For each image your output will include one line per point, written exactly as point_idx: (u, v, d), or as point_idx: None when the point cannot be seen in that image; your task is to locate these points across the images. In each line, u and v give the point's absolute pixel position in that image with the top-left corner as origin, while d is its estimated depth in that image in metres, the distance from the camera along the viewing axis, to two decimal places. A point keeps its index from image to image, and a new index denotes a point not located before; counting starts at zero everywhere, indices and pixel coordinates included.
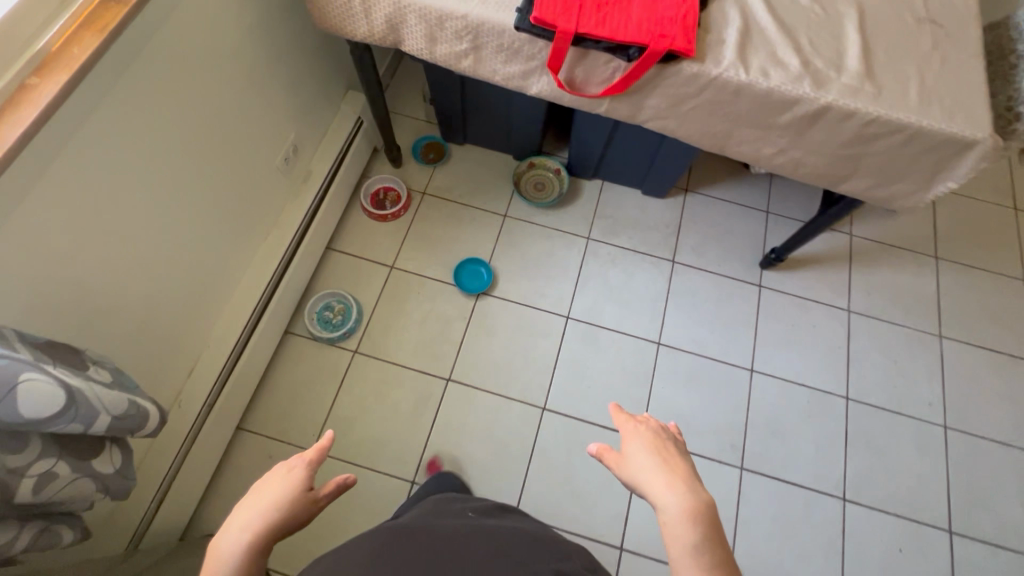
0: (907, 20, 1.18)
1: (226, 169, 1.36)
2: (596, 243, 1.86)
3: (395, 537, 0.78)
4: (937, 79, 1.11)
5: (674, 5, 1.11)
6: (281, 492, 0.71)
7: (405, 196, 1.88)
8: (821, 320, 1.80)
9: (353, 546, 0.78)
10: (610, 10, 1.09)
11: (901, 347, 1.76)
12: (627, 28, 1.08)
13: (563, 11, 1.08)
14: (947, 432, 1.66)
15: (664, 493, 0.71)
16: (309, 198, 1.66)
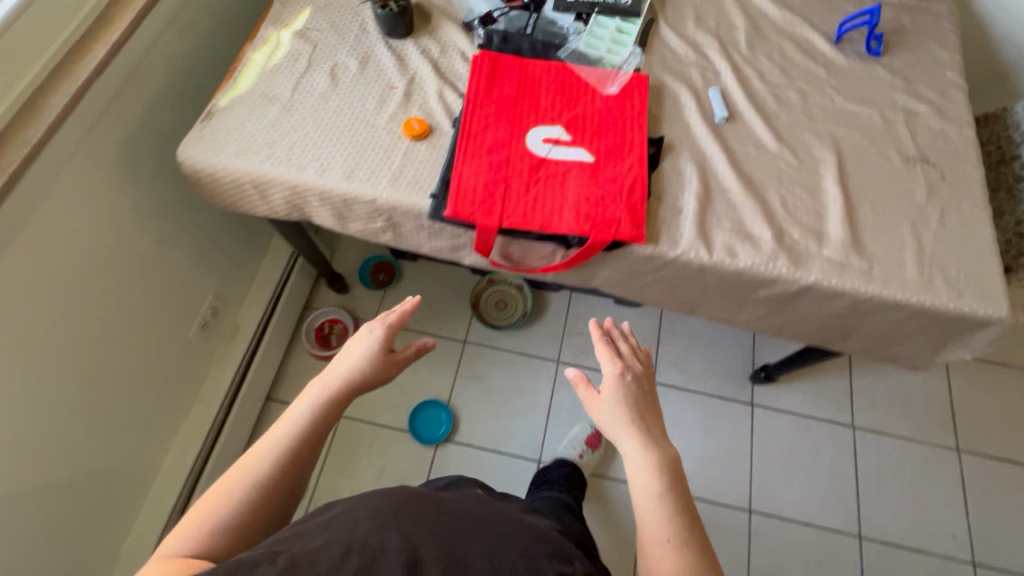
0: (893, 162, 1.01)
1: (126, 361, 1.18)
2: (567, 367, 1.68)
3: (403, 508, 0.61)
4: (936, 239, 0.94)
5: (617, 177, 0.94)
6: (363, 355, 0.77)
7: (352, 327, 1.68)
8: (823, 443, 1.60)
9: (355, 503, 0.62)
10: (542, 191, 0.93)
11: (913, 469, 1.57)
12: (562, 214, 0.91)
13: (483, 200, 0.92)
14: (977, 571, 1.47)
15: (635, 429, 0.73)
16: (238, 356, 1.47)
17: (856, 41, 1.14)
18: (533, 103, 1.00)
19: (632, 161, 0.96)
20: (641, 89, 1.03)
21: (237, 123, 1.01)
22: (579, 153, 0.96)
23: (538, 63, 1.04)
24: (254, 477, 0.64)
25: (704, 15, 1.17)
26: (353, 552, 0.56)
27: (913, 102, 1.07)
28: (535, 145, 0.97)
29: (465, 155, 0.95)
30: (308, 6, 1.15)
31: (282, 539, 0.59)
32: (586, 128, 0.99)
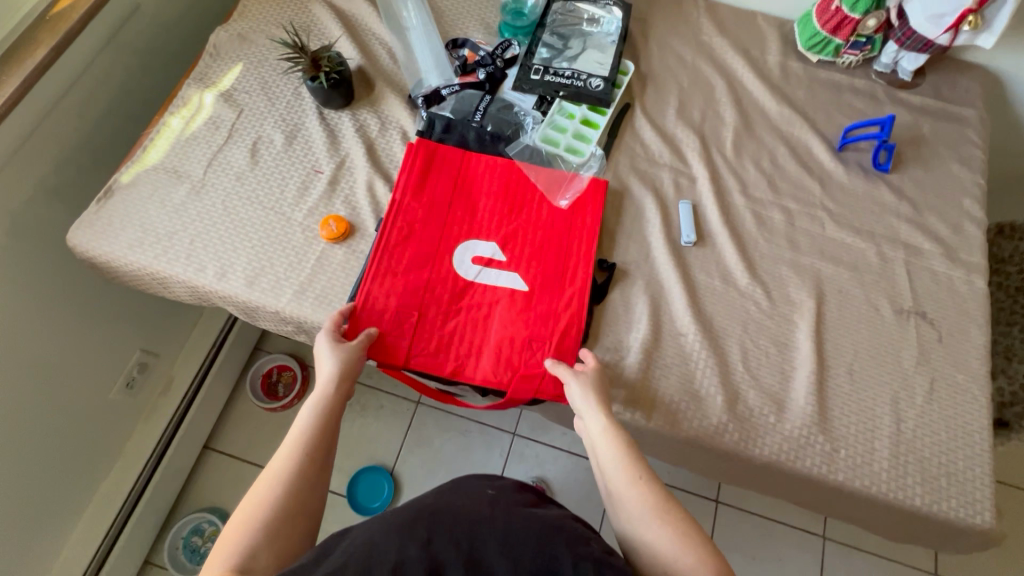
0: (884, 313, 0.86)
1: (37, 430, 1.08)
2: (523, 441, 1.55)
3: (419, 521, 0.58)
4: (919, 418, 0.80)
5: (551, 313, 0.82)
6: (335, 358, 0.73)
7: (302, 375, 1.53)
8: (792, 553, 1.41)
9: (373, 524, 0.58)
10: (461, 326, 0.82)
11: None
12: (480, 356, 0.80)
13: (389, 333, 0.80)
14: None
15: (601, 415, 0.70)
16: (170, 411, 1.35)
17: (862, 150, 0.98)
18: (468, 211, 0.88)
19: (571, 293, 0.83)
20: (596, 201, 0.90)
21: (137, 207, 0.90)
22: (512, 279, 0.84)
23: (480, 159, 0.91)
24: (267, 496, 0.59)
25: (689, 104, 1.02)
26: (378, 565, 0.51)
27: (919, 237, 0.91)
28: (463, 264, 0.85)
29: (378, 273, 0.83)
30: (241, 61, 1.03)
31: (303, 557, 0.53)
32: (524, 247, 0.86)
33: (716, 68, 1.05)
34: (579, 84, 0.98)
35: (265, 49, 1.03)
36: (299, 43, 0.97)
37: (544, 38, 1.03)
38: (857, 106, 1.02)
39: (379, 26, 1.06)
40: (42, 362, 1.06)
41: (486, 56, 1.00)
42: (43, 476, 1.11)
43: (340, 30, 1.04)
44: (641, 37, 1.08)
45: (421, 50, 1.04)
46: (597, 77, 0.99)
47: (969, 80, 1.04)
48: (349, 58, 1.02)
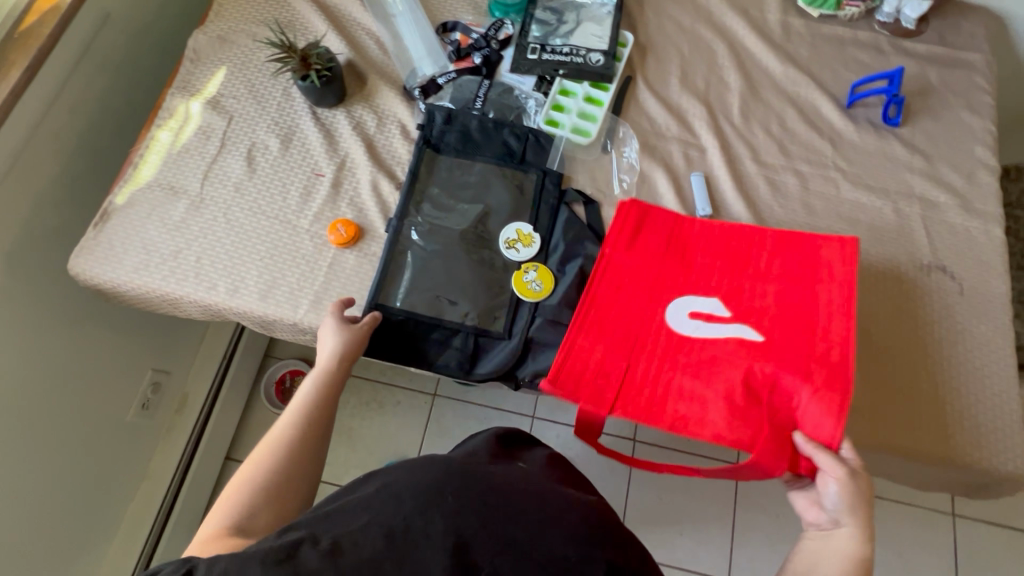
0: (904, 270, 0.86)
1: (58, 458, 1.06)
2: (543, 422, 1.54)
3: (451, 487, 0.48)
4: (945, 372, 0.81)
5: (801, 372, 0.73)
6: (334, 340, 0.76)
7: None
8: None
9: (397, 478, 0.50)
10: (680, 380, 0.76)
11: (911, 538, 1.41)
12: (708, 412, 0.75)
13: (597, 384, 0.77)
14: None
15: (847, 517, 0.66)
16: (189, 426, 1.34)
17: (871, 106, 0.96)
18: (683, 266, 0.82)
19: (824, 352, 0.74)
20: (851, 258, 0.78)
21: (137, 228, 0.87)
22: (737, 338, 0.77)
23: (699, 220, 0.85)
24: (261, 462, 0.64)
25: (692, 72, 0.99)
26: (397, 542, 0.44)
27: (933, 190, 0.90)
28: (679, 319, 0.79)
29: (587, 323, 0.79)
30: (224, 64, 0.98)
31: (319, 516, 0.49)
32: (749, 304, 0.79)
33: (716, 32, 1.02)
34: (579, 61, 0.95)
35: (249, 50, 0.99)
36: (285, 42, 0.93)
37: (537, 15, 0.99)
38: (863, 60, 0.99)
39: (365, 16, 1.01)
40: (57, 391, 1.03)
41: (480, 38, 0.96)
42: (68, 504, 1.10)
43: (324, 24, 1.00)
44: (636, 5, 1.04)
45: (411, 37, 1.00)
46: (597, 52, 0.95)
47: (973, 23, 1.02)
48: (337, 52, 0.98)
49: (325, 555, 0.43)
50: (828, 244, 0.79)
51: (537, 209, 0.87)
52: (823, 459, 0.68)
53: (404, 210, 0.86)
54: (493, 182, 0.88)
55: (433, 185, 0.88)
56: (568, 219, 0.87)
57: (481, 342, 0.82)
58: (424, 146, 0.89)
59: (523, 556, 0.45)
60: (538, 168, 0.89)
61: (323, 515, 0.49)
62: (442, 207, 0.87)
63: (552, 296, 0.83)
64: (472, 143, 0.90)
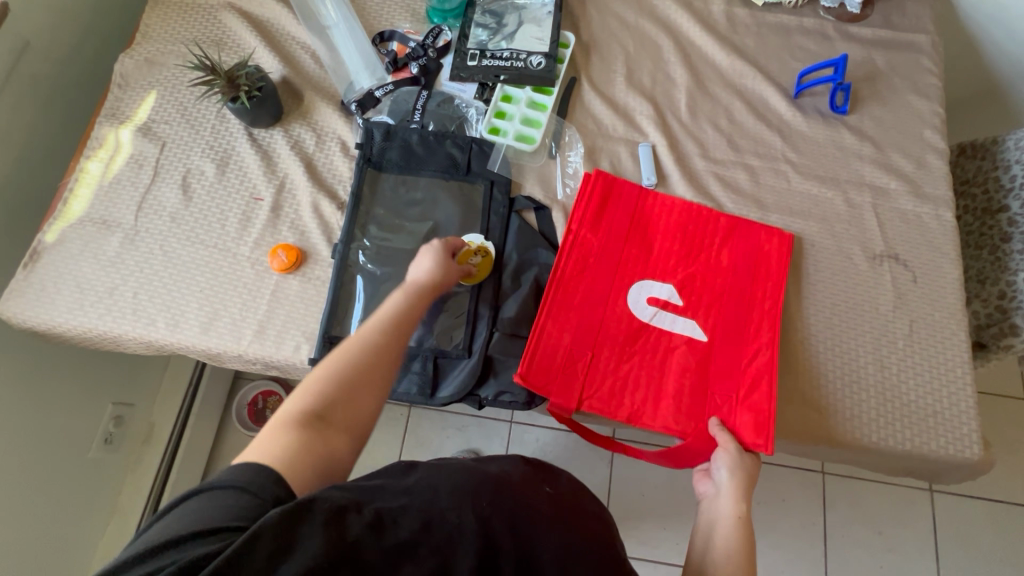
0: (858, 259, 0.85)
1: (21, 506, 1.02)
2: (520, 425, 1.52)
3: (482, 494, 0.57)
4: (897, 362, 0.80)
5: (733, 372, 0.76)
6: (435, 262, 0.74)
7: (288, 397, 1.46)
8: (791, 492, 1.45)
9: (435, 481, 0.57)
10: (636, 370, 0.77)
11: (889, 515, 1.43)
12: (660, 403, 0.76)
13: (563, 370, 0.77)
14: None
15: (728, 481, 0.70)
16: (158, 457, 1.31)
17: (818, 94, 0.95)
18: (645, 249, 0.83)
19: (757, 351, 0.77)
20: (785, 258, 0.83)
21: (69, 265, 0.84)
22: (690, 327, 0.79)
23: (659, 200, 0.86)
24: (333, 364, 0.59)
25: (638, 69, 0.97)
26: (437, 527, 0.50)
27: (883, 176, 0.90)
28: (638, 304, 0.80)
29: (556, 306, 0.79)
30: (152, 89, 0.94)
31: (357, 490, 0.51)
32: (703, 292, 0.81)
33: (660, 26, 1.00)
34: (520, 65, 0.93)
35: (177, 72, 0.95)
36: (212, 62, 0.90)
37: (476, 19, 0.96)
38: (810, 48, 0.98)
39: (299, 30, 0.98)
40: (13, 437, 1.00)
41: (417, 47, 0.94)
42: (36, 547, 1.05)
43: (255, 40, 0.96)
44: (578, 3, 1.02)
45: (346, 47, 0.96)
46: (537, 55, 0.93)
47: (918, 4, 1.01)
48: (271, 69, 0.95)
49: (371, 527, 0.47)
50: (769, 240, 0.84)
51: (488, 220, 0.85)
52: (723, 441, 0.72)
53: (349, 234, 0.83)
54: (440, 197, 0.86)
55: (376, 206, 0.85)
56: (522, 229, 0.85)
57: (440, 363, 0.80)
58: (364, 166, 0.86)
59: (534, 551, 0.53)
60: (484, 178, 0.87)
61: (362, 492, 0.51)
62: (388, 226, 0.84)
63: (511, 310, 0.82)
64: (414, 158, 0.87)
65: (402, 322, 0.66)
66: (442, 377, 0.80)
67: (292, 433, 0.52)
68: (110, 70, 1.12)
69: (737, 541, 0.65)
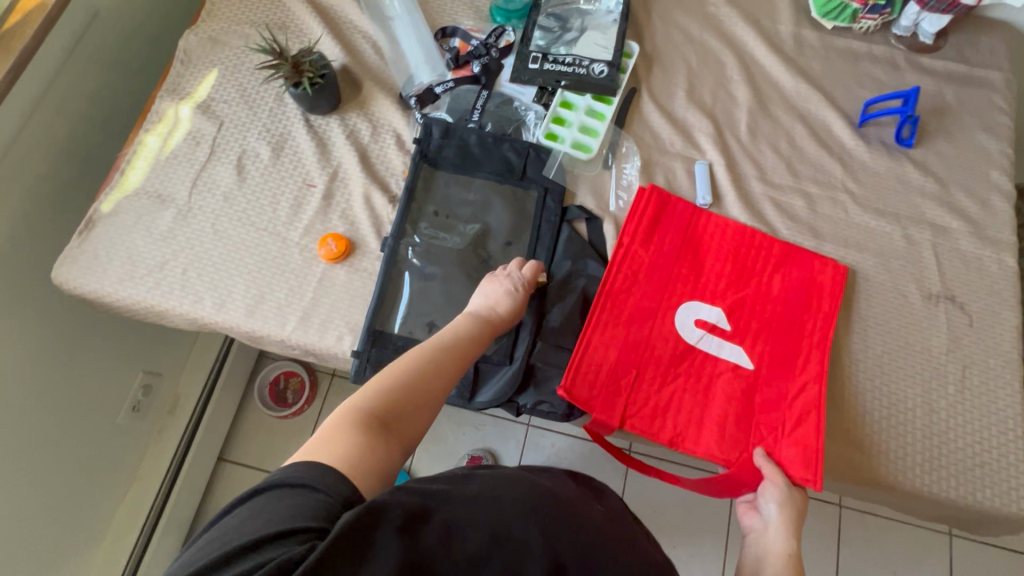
0: (912, 297, 0.84)
1: (50, 465, 1.04)
2: (537, 430, 1.51)
3: (546, 507, 0.54)
4: (946, 409, 0.78)
5: (778, 403, 0.75)
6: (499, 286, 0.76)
7: (310, 381, 1.46)
8: (806, 523, 1.43)
9: (499, 488, 0.55)
10: (680, 392, 0.76)
11: (905, 557, 1.40)
12: (703, 428, 0.75)
13: (608, 387, 0.76)
14: None
15: (778, 517, 0.69)
16: (180, 431, 1.31)
17: (883, 125, 0.93)
18: (695, 269, 0.82)
19: (804, 384, 0.76)
20: (838, 289, 0.81)
21: (123, 236, 0.85)
22: (737, 353, 0.77)
23: (714, 220, 0.85)
24: (399, 375, 0.61)
25: (699, 85, 0.96)
26: (506, 538, 0.48)
27: (945, 215, 0.87)
28: (685, 325, 0.79)
29: (603, 321, 0.79)
30: (215, 67, 0.95)
31: (428, 491, 0.49)
32: (751, 318, 0.79)
33: (725, 44, 0.98)
34: (582, 71, 0.91)
35: (240, 53, 0.96)
36: (278, 46, 0.90)
37: (539, 21, 0.95)
38: (877, 76, 0.95)
39: (363, 19, 0.98)
40: (49, 398, 1.02)
41: (480, 46, 0.93)
42: (59, 507, 1.07)
43: (319, 26, 0.96)
44: (642, 12, 1.00)
45: (409, 41, 0.96)
46: (600, 62, 0.91)
47: (994, 40, 0.98)
48: (332, 57, 0.95)
49: (440, 536, 0.45)
50: (823, 270, 0.83)
51: (539, 226, 0.85)
52: (770, 473, 0.71)
53: (400, 230, 0.83)
54: (493, 200, 0.85)
55: (429, 204, 0.85)
56: (572, 239, 0.84)
57: (480, 368, 0.80)
58: (419, 162, 0.86)
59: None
60: (539, 185, 0.86)
61: (433, 492, 0.50)
62: (440, 225, 0.84)
63: (556, 321, 0.81)
64: (470, 158, 0.87)
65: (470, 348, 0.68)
66: (481, 383, 0.80)
67: (354, 428, 0.53)
68: (171, 43, 1.13)
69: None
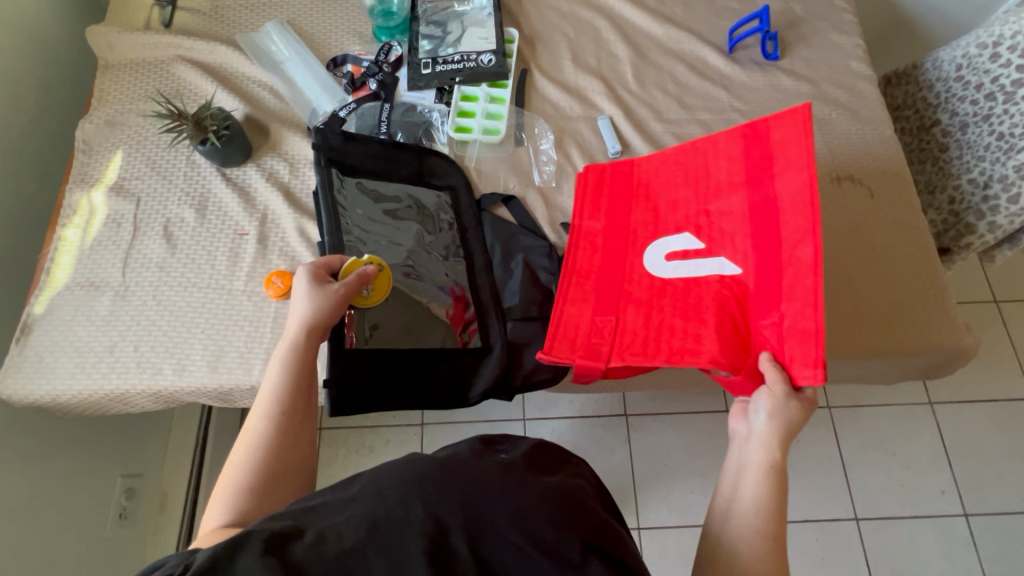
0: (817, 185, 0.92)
1: None
2: (534, 421, 1.52)
3: (432, 471, 0.45)
4: (864, 281, 0.85)
5: (768, 296, 0.65)
6: (315, 299, 0.66)
7: None
8: (804, 431, 1.49)
9: (380, 472, 0.46)
10: (669, 320, 0.75)
11: (896, 435, 1.48)
12: (701, 341, 0.71)
13: (586, 342, 0.79)
14: (971, 521, 1.40)
15: (765, 427, 0.59)
16: (176, 524, 1.26)
17: (750, 47, 1.02)
18: (651, 210, 0.81)
19: (791, 262, 0.62)
20: (805, 134, 0.61)
21: (63, 332, 0.83)
22: (717, 264, 0.72)
23: (651, 157, 0.81)
24: (244, 464, 0.53)
25: (582, 52, 1.03)
26: (382, 526, 0.41)
27: (824, 109, 0.96)
28: (659, 266, 0.78)
29: (569, 293, 0.83)
30: (119, 148, 0.95)
31: (305, 508, 0.44)
32: (720, 223, 0.73)
33: (594, 11, 1.06)
34: (472, 65, 0.97)
35: (141, 129, 0.96)
36: (175, 111, 0.92)
37: (421, 31, 1.01)
38: (733, 7, 1.05)
39: (253, 69, 1.01)
40: (28, 526, 0.96)
41: (372, 65, 0.98)
42: None
43: (213, 85, 0.98)
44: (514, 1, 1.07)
45: (303, 78, 1.00)
46: (486, 53, 0.98)
47: None
48: (232, 110, 0.97)
49: (309, 546, 0.39)
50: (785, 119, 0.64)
51: (460, 217, 0.90)
52: (769, 379, 0.61)
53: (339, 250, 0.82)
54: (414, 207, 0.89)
55: (356, 218, 0.86)
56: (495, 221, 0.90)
57: (466, 362, 0.83)
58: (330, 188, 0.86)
59: (503, 538, 0.41)
60: (447, 184, 0.91)
61: (305, 508, 0.44)
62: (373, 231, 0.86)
63: (513, 297, 0.86)
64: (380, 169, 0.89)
65: (307, 385, 0.60)
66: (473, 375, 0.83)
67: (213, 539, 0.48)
68: (67, 144, 1.12)
69: (770, 493, 0.55)
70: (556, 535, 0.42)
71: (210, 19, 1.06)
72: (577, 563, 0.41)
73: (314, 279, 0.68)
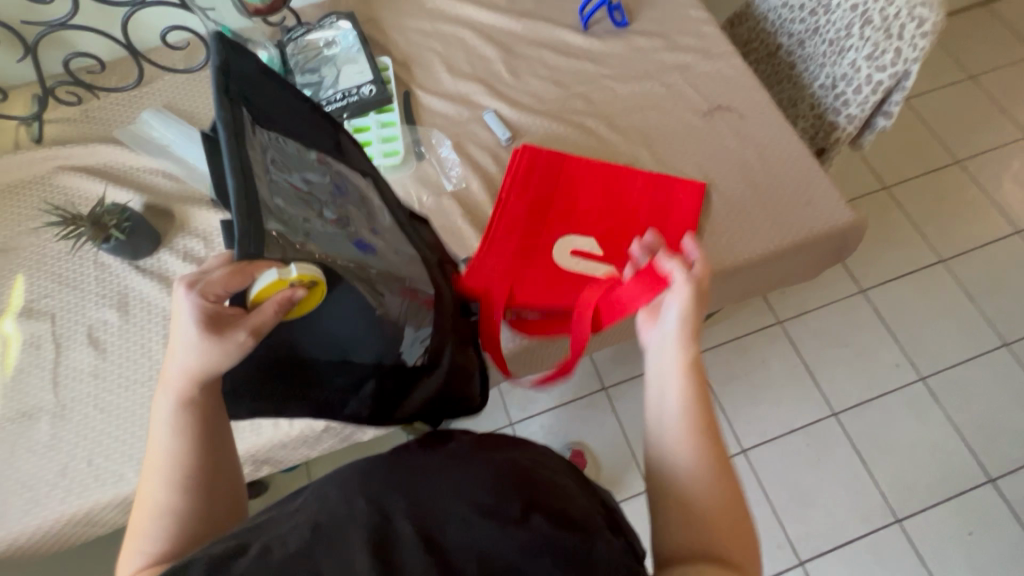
0: (694, 120, 1.01)
1: None
2: (522, 423, 1.53)
3: (377, 472, 0.47)
4: (753, 203, 0.93)
5: None
6: (209, 345, 0.49)
7: None
8: (766, 350, 1.59)
9: (330, 480, 0.47)
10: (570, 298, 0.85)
11: (843, 328, 1.60)
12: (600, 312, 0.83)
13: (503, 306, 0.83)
14: (927, 382, 1.52)
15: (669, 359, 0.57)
16: None
17: (601, 21, 1.12)
18: (570, 205, 0.92)
19: None
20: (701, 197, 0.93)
21: (4, 471, 0.78)
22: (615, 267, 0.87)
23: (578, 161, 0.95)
24: (157, 532, 0.49)
25: (455, 62, 1.09)
26: (331, 527, 0.42)
27: (681, 56, 1.07)
28: (565, 257, 0.88)
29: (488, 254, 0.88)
30: (18, 272, 0.92)
31: (249, 528, 0.44)
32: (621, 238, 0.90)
33: (455, 23, 1.13)
34: (356, 98, 1.00)
35: (37, 245, 0.93)
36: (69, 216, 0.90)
37: (299, 81, 1.04)
38: None
39: (140, 158, 1.00)
40: None
41: None
42: None
43: (102, 183, 0.97)
44: (379, 33, 1.12)
45: (193, 154, 1.00)
46: (366, 84, 1.01)
47: None
48: (129, 203, 0.96)
49: (256, 556, 0.39)
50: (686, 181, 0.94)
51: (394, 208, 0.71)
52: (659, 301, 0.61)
53: (260, 234, 0.43)
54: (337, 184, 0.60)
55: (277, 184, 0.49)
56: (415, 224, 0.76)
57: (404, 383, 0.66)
58: (244, 137, 0.46)
59: (451, 512, 0.43)
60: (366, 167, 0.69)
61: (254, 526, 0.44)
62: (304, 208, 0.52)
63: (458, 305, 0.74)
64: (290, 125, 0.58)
65: (211, 433, 0.53)
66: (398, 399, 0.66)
67: None
68: None
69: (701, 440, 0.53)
70: (504, 500, 0.45)
71: (82, 123, 1.04)
72: (518, 517, 0.43)
73: (207, 323, 0.50)
